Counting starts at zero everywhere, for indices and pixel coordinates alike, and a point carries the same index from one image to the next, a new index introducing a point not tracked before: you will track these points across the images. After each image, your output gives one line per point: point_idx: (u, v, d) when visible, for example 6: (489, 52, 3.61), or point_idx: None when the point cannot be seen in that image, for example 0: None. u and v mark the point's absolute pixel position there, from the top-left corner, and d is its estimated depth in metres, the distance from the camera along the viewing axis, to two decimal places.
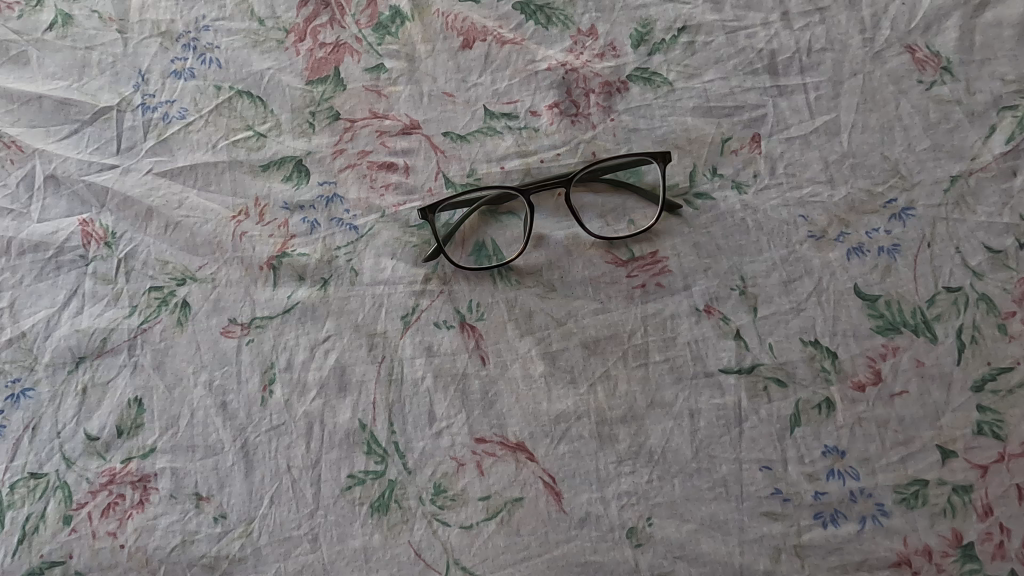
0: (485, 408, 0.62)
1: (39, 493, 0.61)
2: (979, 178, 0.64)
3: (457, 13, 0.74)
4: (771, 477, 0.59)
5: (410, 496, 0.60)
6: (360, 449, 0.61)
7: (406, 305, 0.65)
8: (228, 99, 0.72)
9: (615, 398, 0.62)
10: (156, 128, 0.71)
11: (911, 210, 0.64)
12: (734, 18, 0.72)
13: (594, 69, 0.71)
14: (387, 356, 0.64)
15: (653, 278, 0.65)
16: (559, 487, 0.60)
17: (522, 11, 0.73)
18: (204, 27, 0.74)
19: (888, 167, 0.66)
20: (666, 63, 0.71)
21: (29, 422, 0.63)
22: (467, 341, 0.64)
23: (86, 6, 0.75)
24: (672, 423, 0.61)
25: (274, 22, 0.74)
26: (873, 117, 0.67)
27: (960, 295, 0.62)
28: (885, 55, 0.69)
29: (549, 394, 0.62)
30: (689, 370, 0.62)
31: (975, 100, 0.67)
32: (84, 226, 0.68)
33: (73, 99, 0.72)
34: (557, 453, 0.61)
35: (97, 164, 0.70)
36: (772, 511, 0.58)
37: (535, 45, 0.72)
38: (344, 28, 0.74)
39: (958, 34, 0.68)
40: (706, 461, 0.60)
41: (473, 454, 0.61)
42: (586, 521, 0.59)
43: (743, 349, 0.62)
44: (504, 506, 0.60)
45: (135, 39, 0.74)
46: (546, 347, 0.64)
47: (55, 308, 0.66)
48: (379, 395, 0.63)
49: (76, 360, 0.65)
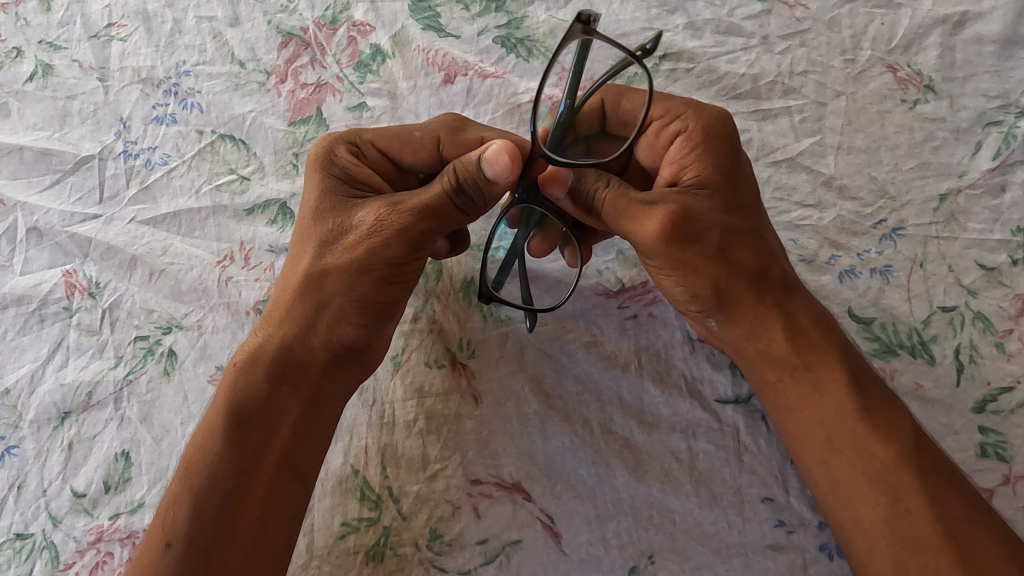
0: (480, 448, 0.61)
1: (26, 555, 0.59)
2: (967, 196, 0.64)
3: (438, 48, 0.74)
4: (773, 509, 0.58)
5: (406, 542, 0.58)
6: (352, 496, 0.59)
7: (396, 345, 0.64)
8: (210, 144, 0.72)
9: (611, 433, 0.61)
10: (138, 175, 0.71)
11: (901, 230, 0.64)
12: (715, 44, 0.71)
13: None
14: (377, 399, 0.63)
15: (645, 308, 0.65)
16: (558, 527, 0.58)
17: (502, 45, 0.73)
18: (185, 73, 0.74)
19: (876, 188, 0.65)
20: (665, 78, 0.71)
21: (14, 481, 0.61)
22: (459, 380, 0.63)
23: (66, 55, 0.75)
24: (670, 457, 0.60)
25: (255, 64, 0.74)
26: (859, 137, 0.67)
27: (955, 315, 0.61)
28: (867, 75, 0.69)
29: (544, 432, 0.61)
30: (685, 403, 0.61)
31: (959, 117, 0.66)
32: (67, 276, 0.67)
33: (55, 149, 0.72)
34: (554, 492, 0.59)
35: (79, 214, 0.70)
36: (776, 544, 0.57)
37: (517, 78, 0.72)
38: (325, 68, 0.73)
39: (938, 52, 0.69)
40: (706, 494, 0.58)
41: (468, 496, 0.59)
42: (587, 563, 0.57)
43: (738, 378, 0.62)
44: (502, 549, 0.57)
45: (115, 87, 0.74)
46: (539, 383, 0.63)
47: (38, 362, 0.65)
48: (371, 439, 0.61)
49: (61, 415, 0.63)
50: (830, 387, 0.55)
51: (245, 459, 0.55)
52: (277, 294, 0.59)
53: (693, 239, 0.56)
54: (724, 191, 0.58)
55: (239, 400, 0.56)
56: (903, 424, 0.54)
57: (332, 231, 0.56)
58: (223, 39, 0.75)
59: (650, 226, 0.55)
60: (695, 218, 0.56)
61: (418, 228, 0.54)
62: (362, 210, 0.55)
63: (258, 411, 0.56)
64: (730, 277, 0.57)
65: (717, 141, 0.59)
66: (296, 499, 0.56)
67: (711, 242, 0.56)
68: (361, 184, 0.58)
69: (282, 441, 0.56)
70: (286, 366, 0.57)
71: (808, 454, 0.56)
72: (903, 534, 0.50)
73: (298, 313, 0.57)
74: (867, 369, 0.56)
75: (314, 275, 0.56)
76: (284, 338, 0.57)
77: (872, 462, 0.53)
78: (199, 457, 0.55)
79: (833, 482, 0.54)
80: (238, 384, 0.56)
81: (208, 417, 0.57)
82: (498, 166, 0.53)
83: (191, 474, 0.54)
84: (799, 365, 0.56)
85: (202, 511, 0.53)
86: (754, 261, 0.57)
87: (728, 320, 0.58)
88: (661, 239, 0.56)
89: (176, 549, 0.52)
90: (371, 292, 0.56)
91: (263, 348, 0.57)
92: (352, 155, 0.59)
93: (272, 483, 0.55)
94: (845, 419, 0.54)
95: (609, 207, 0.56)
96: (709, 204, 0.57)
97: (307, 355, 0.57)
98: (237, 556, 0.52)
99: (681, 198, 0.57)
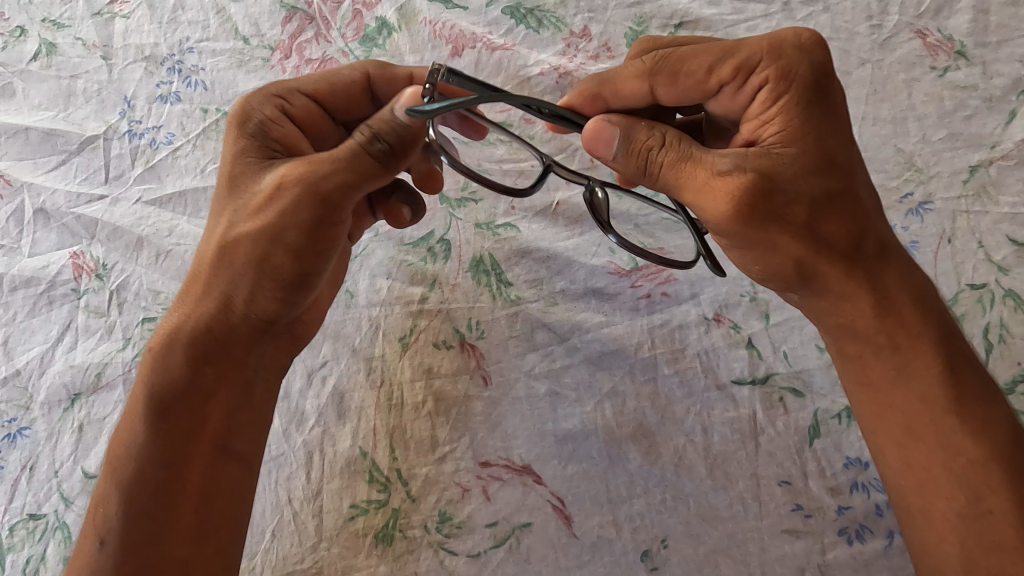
0: (490, 430, 0.59)
1: (39, 535, 0.59)
2: (1000, 167, 0.61)
3: (445, 21, 0.71)
4: (791, 493, 0.56)
5: (415, 525, 0.57)
6: (361, 478, 0.59)
7: (404, 326, 0.63)
8: (215, 122, 0.70)
9: (624, 415, 0.59)
10: (143, 155, 0.70)
11: (928, 204, 0.61)
12: (733, 11, 0.69)
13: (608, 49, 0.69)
14: (386, 380, 0.62)
15: (658, 287, 0.63)
16: (569, 510, 0.57)
17: (511, 15, 0.71)
18: (188, 50, 0.73)
19: (902, 160, 0.63)
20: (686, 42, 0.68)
21: (27, 462, 0.61)
22: (468, 361, 0.62)
23: (69, 34, 0.74)
24: (684, 439, 0.58)
25: (259, 40, 0.73)
26: (885, 107, 0.64)
27: (984, 293, 0.58)
28: (894, 41, 0.66)
29: (555, 413, 0.60)
30: (700, 383, 0.60)
31: (992, 84, 0.63)
32: (75, 258, 0.67)
33: (60, 129, 0.71)
34: (566, 474, 0.58)
35: (85, 195, 0.69)
36: (794, 529, 0.55)
37: (526, 50, 0.70)
38: (330, 43, 0.72)
39: (971, 16, 0.65)
40: (721, 478, 0.57)
41: (478, 479, 0.58)
42: (598, 546, 0.56)
43: (756, 357, 0.60)
44: (512, 532, 0.56)
45: (119, 65, 0.73)
46: (550, 363, 0.61)
47: (48, 344, 0.65)
48: (379, 420, 0.60)
49: (71, 397, 0.63)
50: (922, 370, 0.50)
51: (173, 444, 0.52)
52: (193, 269, 0.55)
53: (780, 212, 0.48)
54: (811, 144, 0.49)
55: (157, 383, 0.53)
56: (999, 420, 0.49)
57: (245, 195, 0.51)
58: (226, 14, 0.74)
59: (720, 202, 0.48)
60: (778, 185, 0.48)
61: (334, 187, 0.48)
62: (275, 172, 0.51)
63: (182, 391, 0.53)
64: (818, 255, 0.50)
65: (804, 76, 0.49)
66: (232, 469, 0.54)
67: (798, 213, 0.48)
68: (278, 144, 0.53)
69: (213, 421, 0.54)
70: (202, 342, 0.53)
71: (882, 437, 0.52)
72: (976, 533, 0.47)
73: (216, 289, 0.53)
74: (964, 356, 0.51)
75: (230, 244, 0.51)
76: (201, 315, 0.54)
77: (958, 457, 0.49)
78: (123, 449, 0.53)
79: (903, 466, 0.50)
80: (153, 367, 0.53)
81: (130, 405, 0.54)
82: (414, 108, 0.48)
83: (116, 467, 0.52)
84: (886, 346, 0.51)
85: (131, 505, 0.51)
86: (846, 239, 0.50)
87: (809, 294, 0.53)
88: (739, 215, 0.48)
89: (110, 544, 0.50)
90: (292, 264, 0.50)
91: (180, 325, 0.54)
92: (276, 111, 0.55)
93: (206, 464, 0.53)
94: (932, 410, 0.50)
95: (667, 169, 0.49)
96: (795, 170, 0.48)
97: (230, 329, 0.54)
98: (182, 539, 0.51)
99: (760, 159, 0.48)
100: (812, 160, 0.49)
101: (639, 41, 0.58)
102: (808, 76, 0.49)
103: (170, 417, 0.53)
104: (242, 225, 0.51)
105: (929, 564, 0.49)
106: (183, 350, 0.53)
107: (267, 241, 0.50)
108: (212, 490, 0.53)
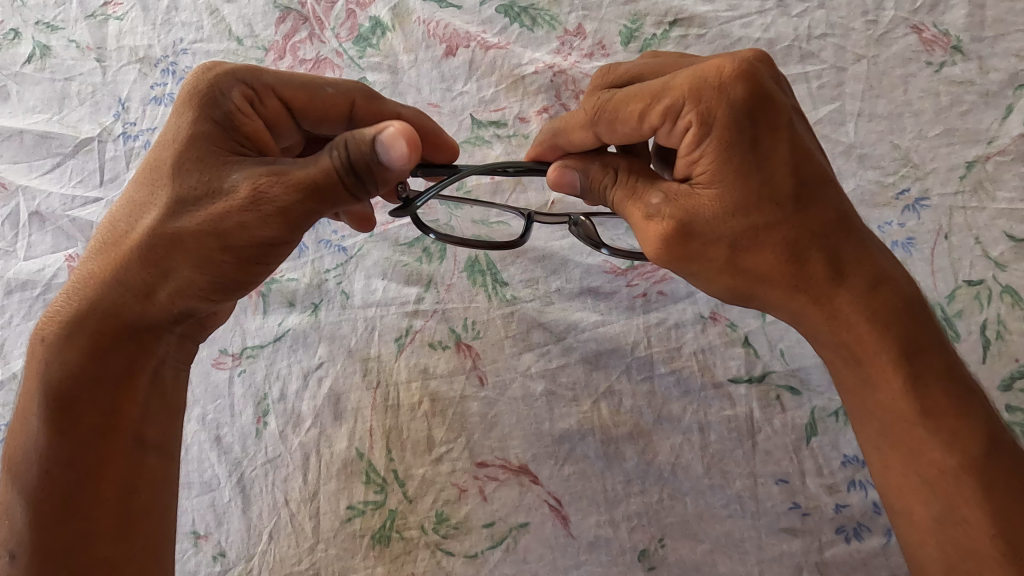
0: (486, 430, 0.59)
1: None
2: (997, 163, 0.61)
3: (439, 20, 0.71)
4: (788, 491, 0.56)
5: (412, 525, 0.57)
6: (358, 480, 0.59)
7: (399, 327, 0.63)
8: None
9: (620, 414, 0.59)
10: (138, 157, 0.70)
11: (925, 200, 0.61)
12: (728, 7, 0.68)
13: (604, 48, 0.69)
14: (382, 381, 0.62)
15: (654, 285, 0.63)
16: (566, 510, 0.57)
17: (505, 14, 0.71)
18: (182, 51, 0.73)
19: (898, 156, 0.62)
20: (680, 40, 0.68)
21: None
22: (464, 361, 0.62)
23: (63, 36, 0.74)
24: (681, 438, 0.58)
25: (252, 41, 0.72)
26: (881, 103, 0.64)
27: (982, 289, 0.58)
28: (890, 37, 0.65)
29: (551, 413, 0.60)
30: (697, 382, 0.60)
31: (989, 79, 0.63)
32: (70, 261, 0.67)
33: (55, 132, 0.71)
34: (562, 474, 0.58)
35: (80, 197, 0.69)
36: (791, 527, 0.55)
37: (521, 48, 0.70)
38: (324, 43, 0.71)
39: (967, 10, 0.65)
40: (718, 476, 0.57)
41: (475, 479, 0.58)
42: (596, 545, 0.56)
43: (753, 356, 0.60)
44: (509, 532, 0.56)
45: (112, 67, 0.73)
46: (546, 363, 0.61)
47: None
48: (376, 421, 0.60)
49: None
50: (886, 385, 0.48)
51: (84, 442, 0.49)
52: (104, 254, 0.49)
53: (698, 254, 0.47)
54: (736, 180, 0.46)
55: (61, 377, 0.48)
56: (973, 428, 0.46)
57: (197, 188, 0.46)
58: (220, 15, 0.74)
59: (646, 245, 0.48)
60: (695, 226, 0.46)
61: (295, 206, 0.45)
62: (238, 173, 0.46)
63: (94, 387, 0.49)
64: (755, 286, 0.48)
65: (723, 108, 0.46)
66: (156, 472, 0.52)
67: (722, 251, 0.47)
68: (244, 139, 0.48)
69: (126, 420, 0.50)
70: (118, 333, 0.49)
71: (863, 439, 0.51)
72: (955, 541, 0.46)
73: (133, 275, 0.48)
74: (935, 364, 0.47)
75: (170, 239, 0.47)
76: (111, 300, 0.48)
77: (929, 467, 0.47)
78: (24, 446, 0.49)
79: (883, 467, 0.49)
80: (56, 358, 0.49)
81: (29, 396, 0.49)
82: (392, 147, 0.46)
83: (18, 466, 0.49)
84: (849, 359, 0.49)
85: (40, 510, 0.48)
86: (790, 267, 0.47)
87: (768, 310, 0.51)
88: (662, 258, 0.48)
89: (22, 558, 0.47)
90: (233, 269, 0.47)
91: (87, 311, 0.49)
92: (245, 100, 0.49)
93: (128, 460, 0.50)
94: (900, 423, 0.48)
95: (619, 207, 0.50)
96: (718, 209, 0.46)
97: (145, 318, 0.49)
98: (103, 544, 0.48)
99: (680, 201, 0.47)
100: (733, 198, 0.46)
101: (597, 74, 0.54)
102: (727, 107, 0.45)
103: (81, 416, 0.49)
104: (187, 221, 0.46)
105: (915, 563, 0.48)
106: (95, 339, 0.49)
107: (217, 248, 0.46)
108: (136, 494, 0.50)
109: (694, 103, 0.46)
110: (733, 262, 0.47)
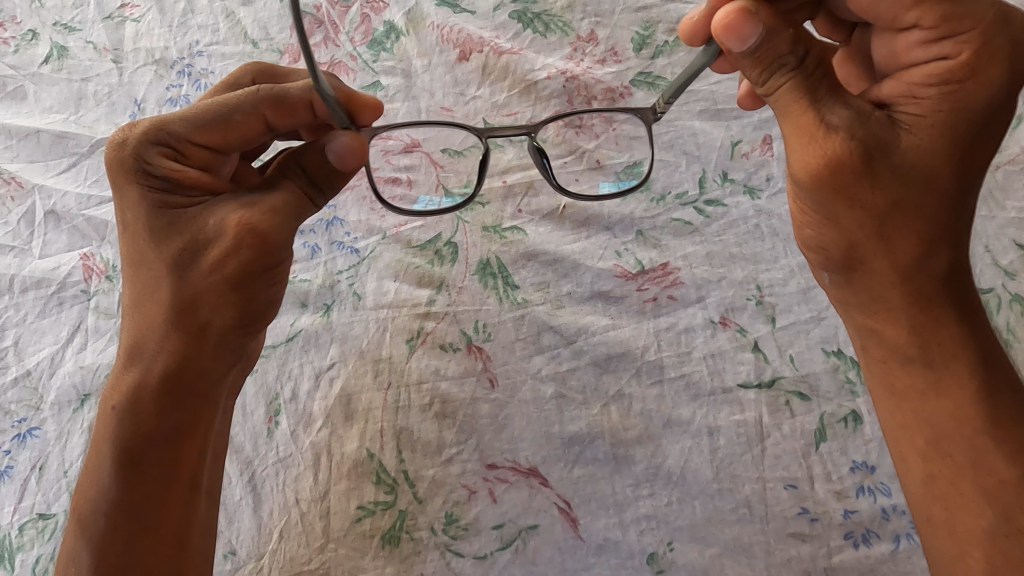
0: (497, 431, 0.60)
1: (49, 534, 0.57)
2: (1005, 172, 0.61)
3: (453, 25, 0.72)
4: (797, 497, 0.56)
5: (422, 526, 0.57)
6: (368, 480, 0.59)
7: (411, 328, 0.64)
8: None
9: (630, 417, 0.60)
10: None
11: None
12: None
13: (616, 54, 0.70)
14: (393, 382, 0.62)
15: (664, 290, 0.64)
16: (575, 513, 0.57)
17: (518, 20, 0.72)
18: (198, 53, 0.74)
19: None
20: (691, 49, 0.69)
21: (36, 462, 0.60)
22: (475, 363, 0.62)
23: (80, 37, 0.75)
24: (690, 442, 0.58)
25: (267, 43, 0.74)
26: None
27: (991, 297, 0.58)
28: None
29: (562, 416, 0.60)
30: (706, 387, 0.60)
31: None
32: (85, 259, 0.67)
33: (71, 132, 0.72)
34: (572, 477, 0.58)
35: (97, 197, 0.70)
36: (800, 532, 0.55)
37: (534, 53, 0.71)
38: (339, 46, 0.72)
39: None
40: (727, 481, 0.57)
41: (484, 481, 0.58)
42: (605, 548, 0.56)
43: (762, 361, 0.60)
44: (519, 533, 0.56)
45: (129, 68, 0.74)
46: (556, 366, 0.62)
47: (58, 345, 0.64)
48: (386, 421, 0.61)
49: (81, 398, 0.62)
50: (956, 379, 0.47)
51: (153, 492, 0.48)
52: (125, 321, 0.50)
53: (859, 195, 0.45)
54: (949, 139, 0.44)
55: (126, 431, 0.48)
56: None
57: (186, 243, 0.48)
58: (236, 18, 0.75)
59: (803, 169, 0.46)
60: (877, 160, 0.44)
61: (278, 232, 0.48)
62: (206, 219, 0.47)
63: (158, 436, 0.48)
64: (876, 250, 0.47)
65: (995, 68, 0.43)
66: (203, 521, 0.51)
67: (879, 202, 0.45)
68: (195, 189, 0.49)
69: (187, 471, 0.49)
70: (173, 387, 0.49)
71: (905, 446, 0.49)
72: (1006, 554, 0.44)
73: (156, 343, 0.49)
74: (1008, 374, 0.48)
75: (177, 298, 0.48)
76: (152, 362, 0.49)
77: (989, 477, 0.45)
78: (89, 498, 0.48)
79: (925, 477, 0.47)
80: (118, 415, 0.48)
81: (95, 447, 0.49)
82: (347, 152, 0.50)
83: (85, 522, 0.48)
84: (915, 352, 0.48)
85: (106, 558, 0.47)
86: (925, 233, 0.46)
87: (846, 284, 0.50)
88: (815, 183, 0.46)
89: None
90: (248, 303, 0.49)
91: (134, 370, 0.49)
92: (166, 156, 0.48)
93: (182, 517, 0.49)
94: (964, 427, 0.46)
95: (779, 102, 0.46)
96: (910, 156, 0.45)
97: (182, 372, 0.49)
98: None
99: (863, 124, 0.44)
100: (940, 149, 0.44)
101: None
102: (993, 86, 0.43)
103: (143, 470, 0.48)
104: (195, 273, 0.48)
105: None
106: (142, 397, 0.48)
107: (229, 287, 0.48)
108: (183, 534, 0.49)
109: (979, 47, 0.42)
110: (879, 214, 0.46)
